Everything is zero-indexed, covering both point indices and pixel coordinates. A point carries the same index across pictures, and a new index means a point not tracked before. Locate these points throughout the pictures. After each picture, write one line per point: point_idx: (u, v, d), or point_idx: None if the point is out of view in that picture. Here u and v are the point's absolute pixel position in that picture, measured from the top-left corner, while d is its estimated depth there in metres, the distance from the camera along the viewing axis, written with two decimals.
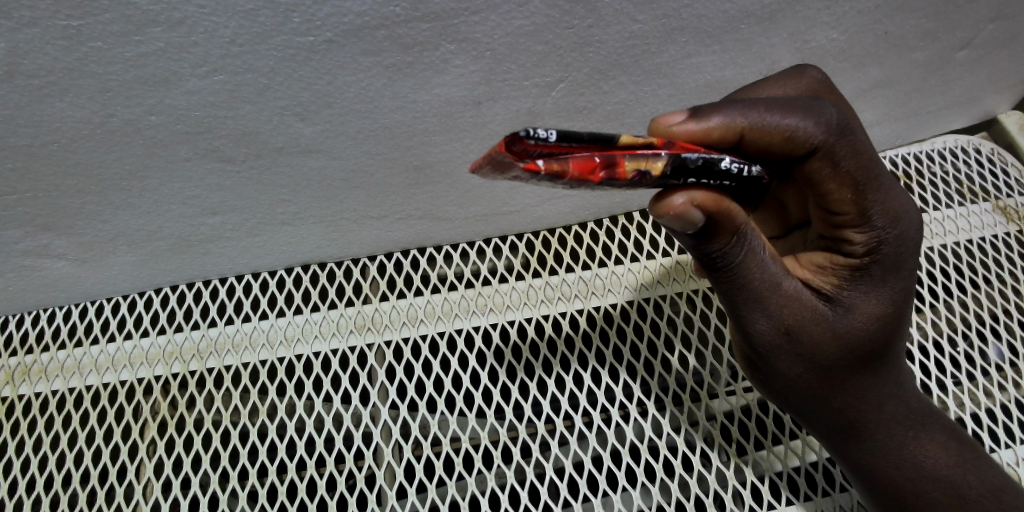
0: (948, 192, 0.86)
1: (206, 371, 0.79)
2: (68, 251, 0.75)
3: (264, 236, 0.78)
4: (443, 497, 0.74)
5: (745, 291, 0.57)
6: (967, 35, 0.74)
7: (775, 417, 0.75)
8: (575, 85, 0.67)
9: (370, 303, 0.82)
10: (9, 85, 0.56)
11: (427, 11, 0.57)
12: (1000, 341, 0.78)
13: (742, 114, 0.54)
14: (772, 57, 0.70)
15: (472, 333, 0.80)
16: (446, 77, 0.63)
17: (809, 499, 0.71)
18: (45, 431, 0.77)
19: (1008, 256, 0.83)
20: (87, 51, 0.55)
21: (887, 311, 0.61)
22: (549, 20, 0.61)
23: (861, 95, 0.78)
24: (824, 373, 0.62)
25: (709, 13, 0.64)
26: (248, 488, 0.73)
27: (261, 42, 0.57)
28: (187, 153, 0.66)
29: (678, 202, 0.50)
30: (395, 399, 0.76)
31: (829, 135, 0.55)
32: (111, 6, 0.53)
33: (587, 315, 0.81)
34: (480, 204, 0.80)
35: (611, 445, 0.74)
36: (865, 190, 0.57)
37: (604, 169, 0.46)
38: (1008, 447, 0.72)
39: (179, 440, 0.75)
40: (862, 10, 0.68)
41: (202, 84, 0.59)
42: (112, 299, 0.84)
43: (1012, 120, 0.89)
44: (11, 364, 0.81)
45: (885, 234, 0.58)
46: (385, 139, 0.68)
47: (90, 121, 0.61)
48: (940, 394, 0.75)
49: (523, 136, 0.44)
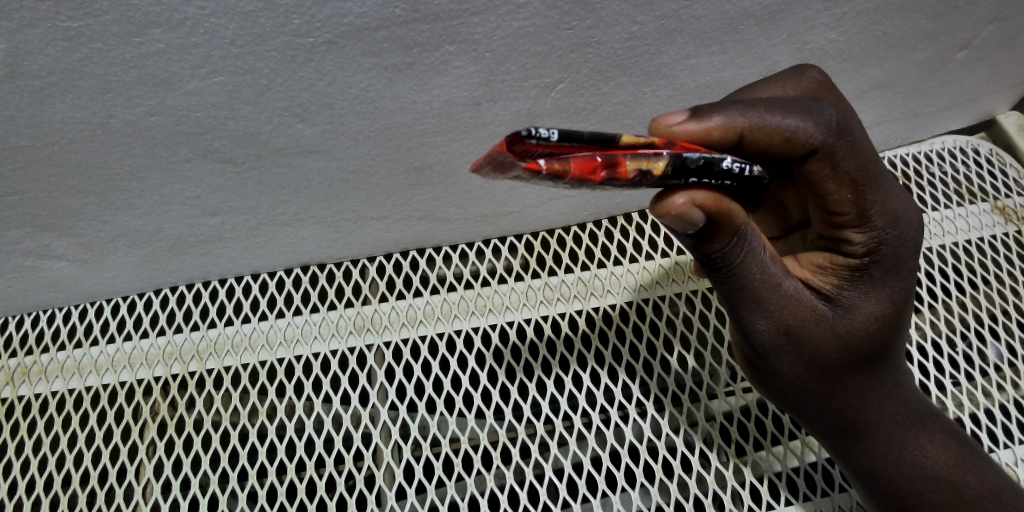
0: (947, 192, 0.86)
1: (206, 371, 0.79)
2: (68, 251, 0.75)
3: (264, 236, 0.78)
4: (443, 497, 0.74)
5: (745, 291, 0.57)
6: (966, 36, 0.74)
7: (774, 417, 0.75)
8: (574, 86, 0.68)
9: (370, 303, 0.83)
10: (10, 86, 0.57)
11: (427, 12, 0.58)
12: (1000, 342, 0.78)
13: (742, 114, 0.54)
14: (771, 58, 0.70)
15: (472, 334, 0.80)
16: (446, 78, 0.63)
17: (809, 500, 0.71)
18: (44, 432, 0.77)
19: (1007, 257, 0.83)
20: (88, 52, 0.55)
21: (887, 311, 0.61)
22: (549, 21, 0.61)
23: (861, 96, 0.78)
24: (824, 373, 0.62)
25: (709, 14, 0.64)
26: (248, 489, 0.73)
27: (261, 43, 0.57)
28: (187, 154, 0.66)
29: (678, 202, 0.50)
30: (395, 399, 0.77)
31: (828, 135, 0.55)
32: (112, 7, 0.53)
33: (587, 315, 0.81)
34: (480, 204, 0.80)
35: (611, 445, 0.74)
36: (865, 190, 0.57)
37: (605, 169, 0.46)
38: (1008, 448, 0.72)
39: (179, 441, 0.75)
40: (862, 12, 0.68)
41: (203, 85, 0.59)
42: (113, 300, 0.84)
43: (1011, 121, 0.89)
44: (11, 365, 0.81)
45: (884, 234, 0.59)
46: (385, 140, 0.68)
47: (91, 122, 0.61)
48: (939, 394, 0.75)
49: (524, 135, 0.44)
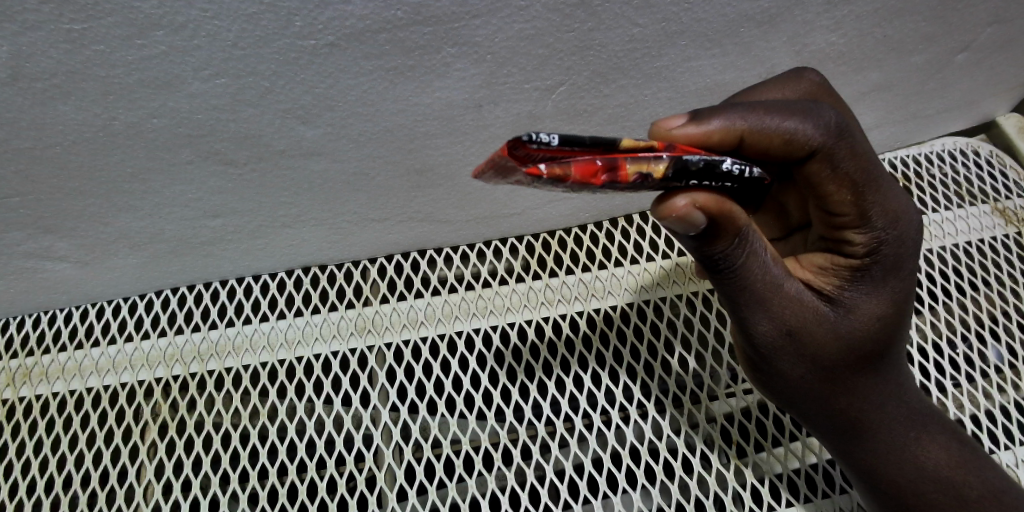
0: (948, 194, 0.87)
1: (206, 373, 0.79)
2: (69, 253, 0.75)
3: (264, 238, 0.78)
4: (443, 499, 0.74)
5: (746, 293, 0.58)
6: (966, 38, 0.74)
7: (775, 419, 0.75)
8: (575, 89, 0.68)
9: (370, 305, 0.83)
10: (12, 88, 0.57)
11: (429, 14, 0.58)
12: (1000, 344, 0.78)
13: (742, 117, 0.54)
14: (771, 61, 0.70)
15: (472, 336, 0.80)
16: (447, 80, 0.63)
17: (810, 501, 0.71)
18: (45, 434, 0.77)
19: (1007, 258, 0.83)
20: (92, 54, 0.55)
21: (887, 311, 0.61)
22: (550, 23, 0.61)
23: (860, 99, 0.78)
24: (825, 374, 0.62)
25: (709, 16, 0.64)
26: (248, 491, 0.73)
27: (263, 45, 0.57)
28: (188, 156, 0.66)
29: (679, 204, 0.50)
30: (395, 401, 0.77)
31: (828, 137, 0.55)
32: (115, 10, 0.53)
33: (587, 317, 0.81)
34: (481, 206, 0.80)
35: (612, 447, 0.74)
36: (865, 191, 0.57)
37: (606, 172, 0.46)
38: (1008, 449, 0.73)
39: (179, 442, 0.75)
40: (862, 14, 0.68)
41: (205, 87, 0.59)
42: (113, 301, 0.84)
43: (1012, 122, 0.89)
44: (12, 366, 0.81)
45: (885, 235, 0.59)
46: (385, 142, 0.68)
47: (93, 124, 0.61)
48: (939, 396, 0.75)
49: (525, 140, 0.43)
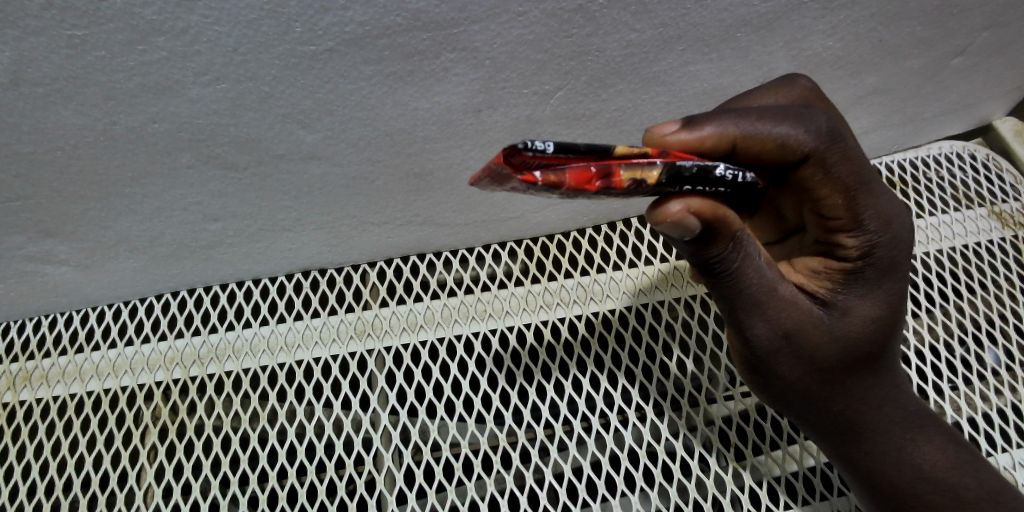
0: (943, 198, 0.87)
1: (206, 376, 0.80)
2: (69, 256, 0.75)
3: (264, 242, 0.79)
4: (442, 502, 0.74)
5: (743, 296, 0.58)
6: (963, 42, 0.75)
7: (773, 422, 0.75)
8: (574, 93, 0.68)
9: (370, 309, 0.83)
10: (14, 93, 0.57)
11: (427, 20, 0.58)
12: (997, 346, 0.78)
13: (734, 123, 0.54)
14: (769, 65, 0.71)
15: (472, 339, 0.81)
16: (446, 85, 0.64)
17: (808, 503, 0.71)
18: (46, 437, 0.77)
19: (1005, 261, 0.83)
20: (93, 59, 0.56)
21: (883, 314, 0.62)
22: (549, 28, 0.61)
23: (857, 102, 0.78)
24: (823, 375, 0.62)
25: (707, 21, 0.64)
26: (248, 494, 0.73)
27: (264, 50, 0.57)
28: (189, 160, 0.66)
29: (674, 209, 0.51)
30: (395, 405, 0.77)
31: (820, 141, 0.56)
32: (116, 16, 0.53)
33: (587, 321, 0.82)
34: (481, 210, 0.80)
35: (611, 449, 0.74)
36: (857, 195, 0.58)
37: (600, 179, 0.47)
38: (1006, 451, 0.73)
39: (180, 445, 0.75)
40: (859, 19, 0.68)
41: (205, 91, 0.60)
42: (113, 305, 0.84)
43: (1007, 126, 0.90)
44: (13, 370, 0.81)
45: (877, 238, 0.59)
46: (385, 146, 0.69)
47: (93, 128, 0.61)
48: (937, 399, 0.75)
49: (521, 147, 0.45)
